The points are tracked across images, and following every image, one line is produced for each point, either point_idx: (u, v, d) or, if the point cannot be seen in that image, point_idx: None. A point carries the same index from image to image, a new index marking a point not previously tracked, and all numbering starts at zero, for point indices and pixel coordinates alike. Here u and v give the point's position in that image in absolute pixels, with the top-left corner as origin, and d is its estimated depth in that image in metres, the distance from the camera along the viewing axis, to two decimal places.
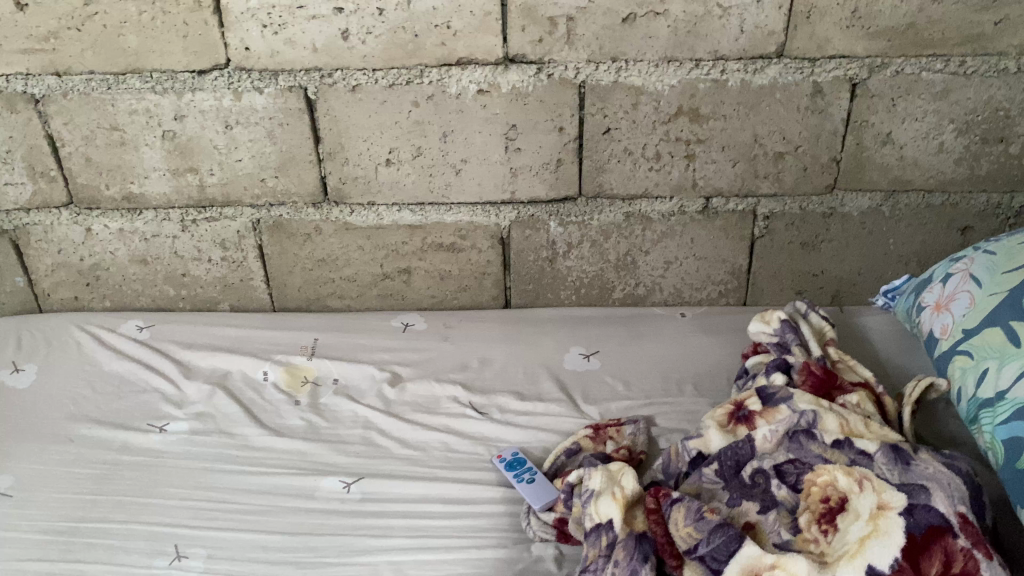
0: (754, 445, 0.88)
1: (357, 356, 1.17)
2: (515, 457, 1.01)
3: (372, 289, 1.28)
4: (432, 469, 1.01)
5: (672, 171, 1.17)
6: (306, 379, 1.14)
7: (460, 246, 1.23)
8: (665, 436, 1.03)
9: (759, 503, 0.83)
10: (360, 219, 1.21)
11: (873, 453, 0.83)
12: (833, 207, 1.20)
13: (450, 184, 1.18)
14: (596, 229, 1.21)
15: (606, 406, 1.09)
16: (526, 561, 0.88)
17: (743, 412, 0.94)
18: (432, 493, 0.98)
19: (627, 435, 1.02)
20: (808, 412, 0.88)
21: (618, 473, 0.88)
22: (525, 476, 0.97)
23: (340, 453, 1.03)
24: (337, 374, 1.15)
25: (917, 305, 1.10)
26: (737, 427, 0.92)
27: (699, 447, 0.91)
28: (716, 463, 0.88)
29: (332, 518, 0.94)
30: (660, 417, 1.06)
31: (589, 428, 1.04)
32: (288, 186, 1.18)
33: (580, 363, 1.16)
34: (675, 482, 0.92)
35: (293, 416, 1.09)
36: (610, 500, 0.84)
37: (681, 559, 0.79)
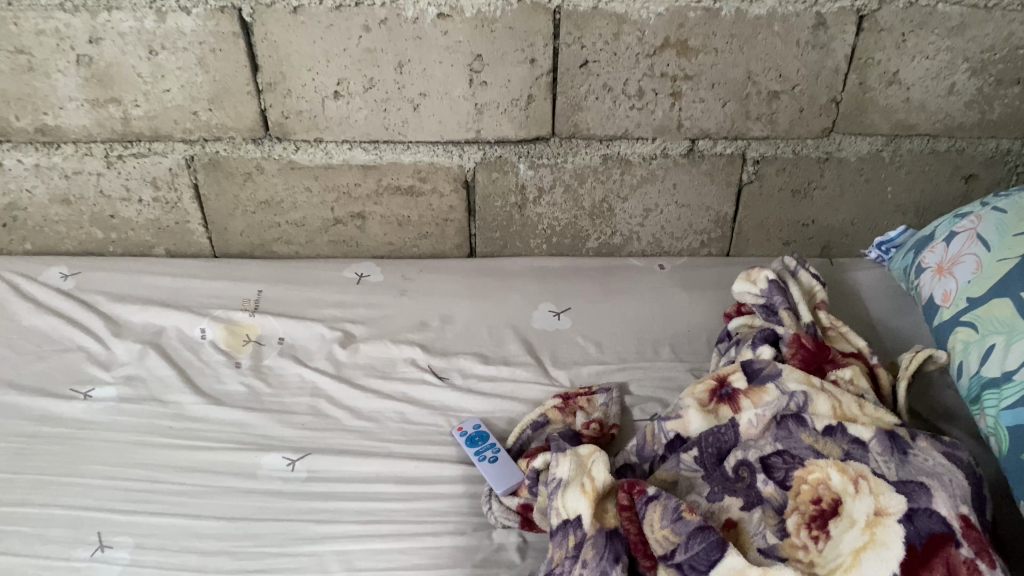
0: (738, 430, 0.80)
1: (304, 313, 1.07)
2: (476, 431, 0.92)
3: (322, 235, 1.16)
4: (386, 443, 0.92)
5: (655, 110, 1.05)
6: (247, 338, 1.04)
7: (420, 189, 1.11)
8: (639, 407, 0.96)
9: (743, 499, 0.75)
10: (307, 157, 1.08)
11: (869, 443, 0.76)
12: (829, 151, 1.09)
13: (408, 121, 1.06)
14: (570, 172, 1.10)
15: (577, 372, 1.00)
16: (486, 551, 0.81)
17: (726, 390, 0.85)
18: (386, 471, 0.89)
19: (599, 406, 0.94)
20: (798, 394, 0.81)
21: (589, 458, 0.80)
22: (488, 454, 0.89)
23: (285, 425, 0.94)
24: (282, 333, 1.04)
25: (916, 264, 1.02)
26: (718, 406, 0.84)
27: (677, 429, 0.83)
28: (696, 449, 0.80)
29: (274, 500, 0.86)
30: (634, 384, 0.99)
31: (557, 398, 0.95)
32: (223, 121, 1.05)
33: (549, 322, 1.07)
34: (649, 467, 0.83)
35: (234, 380, 0.98)
36: (578, 493, 0.76)
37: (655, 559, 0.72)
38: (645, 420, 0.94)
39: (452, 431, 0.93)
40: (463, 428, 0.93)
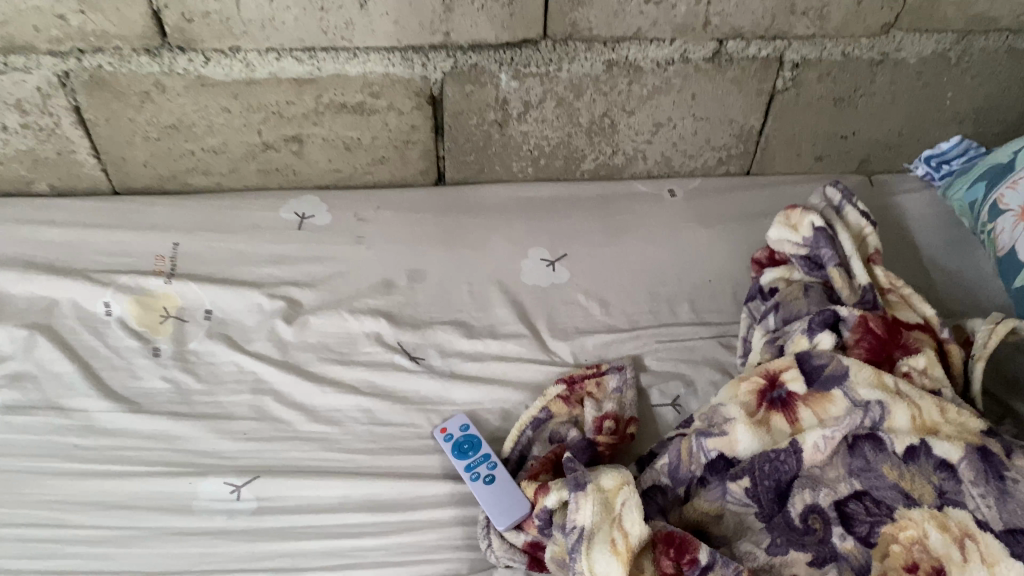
0: (801, 458, 0.64)
1: (235, 274, 0.86)
2: (465, 436, 0.74)
3: (248, 163, 0.92)
4: (352, 455, 0.74)
5: (677, 4, 0.81)
6: (165, 313, 0.83)
7: (372, 106, 0.87)
8: (658, 388, 0.79)
9: (813, 554, 0.60)
10: (221, 71, 0.83)
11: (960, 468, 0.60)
12: (885, 52, 0.88)
13: (353, 23, 0.80)
14: (564, 83, 0.87)
15: (582, 344, 0.82)
16: None
17: (780, 393, 0.69)
18: (355, 495, 0.72)
19: (611, 392, 0.77)
20: (874, 407, 0.64)
21: (617, 499, 0.64)
22: (483, 472, 0.72)
23: (222, 436, 0.75)
24: (209, 304, 0.84)
25: (990, 201, 0.83)
26: (769, 416, 0.68)
27: (720, 449, 0.67)
28: (748, 479, 0.64)
29: (218, 544, 0.68)
30: (650, 357, 0.81)
31: (561, 384, 0.77)
32: (102, 26, 0.78)
33: (542, 275, 0.88)
34: (686, 490, 0.67)
35: (154, 374, 0.78)
36: (608, 555, 0.60)
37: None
38: (666, 405, 0.78)
39: (434, 432, 0.75)
40: (447, 429, 0.75)
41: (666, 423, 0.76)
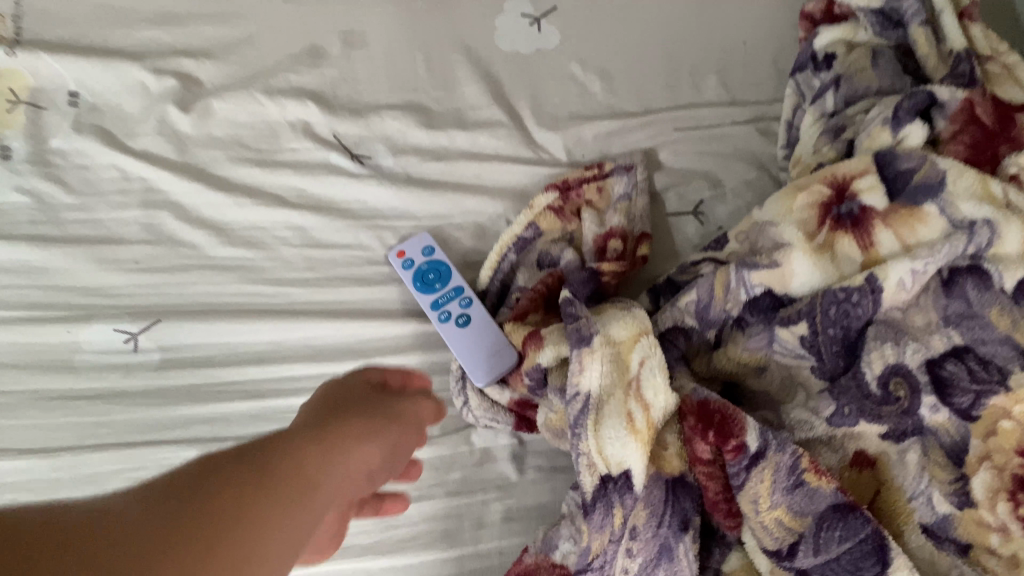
0: (879, 300, 0.48)
1: (110, 43, 0.63)
2: (431, 263, 0.57)
3: None
4: (282, 288, 0.57)
5: None
6: (13, 96, 0.60)
7: None
8: (676, 192, 0.61)
9: (891, 425, 0.46)
10: None
11: None
12: None
13: None
14: None
15: (578, 134, 0.63)
16: (468, 463, 0.54)
17: (850, 209, 0.51)
18: (290, 340, 0.55)
19: (616, 200, 0.59)
20: (984, 229, 0.47)
21: (633, 356, 0.48)
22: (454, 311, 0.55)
23: (107, 268, 0.56)
24: (74, 82, 0.62)
25: None
26: (834, 239, 0.51)
27: (768, 285, 0.50)
28: (806, 326, 0.48)
29: (115, 409, 0.52)
30: (666, 150, 0.62)
31: (552, 192, 0.58)
32: None
33: (522, 39, 0.67)
34: (717, 335, 0.51)
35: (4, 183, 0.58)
36: (624, 435, 0.45)
37: (741, 516, 0.46)
38: (686, 214, 0.60)
39: (390, 257, 0.57)
40: (406, 253, 0.57)
41: (686, 238, 0.59)
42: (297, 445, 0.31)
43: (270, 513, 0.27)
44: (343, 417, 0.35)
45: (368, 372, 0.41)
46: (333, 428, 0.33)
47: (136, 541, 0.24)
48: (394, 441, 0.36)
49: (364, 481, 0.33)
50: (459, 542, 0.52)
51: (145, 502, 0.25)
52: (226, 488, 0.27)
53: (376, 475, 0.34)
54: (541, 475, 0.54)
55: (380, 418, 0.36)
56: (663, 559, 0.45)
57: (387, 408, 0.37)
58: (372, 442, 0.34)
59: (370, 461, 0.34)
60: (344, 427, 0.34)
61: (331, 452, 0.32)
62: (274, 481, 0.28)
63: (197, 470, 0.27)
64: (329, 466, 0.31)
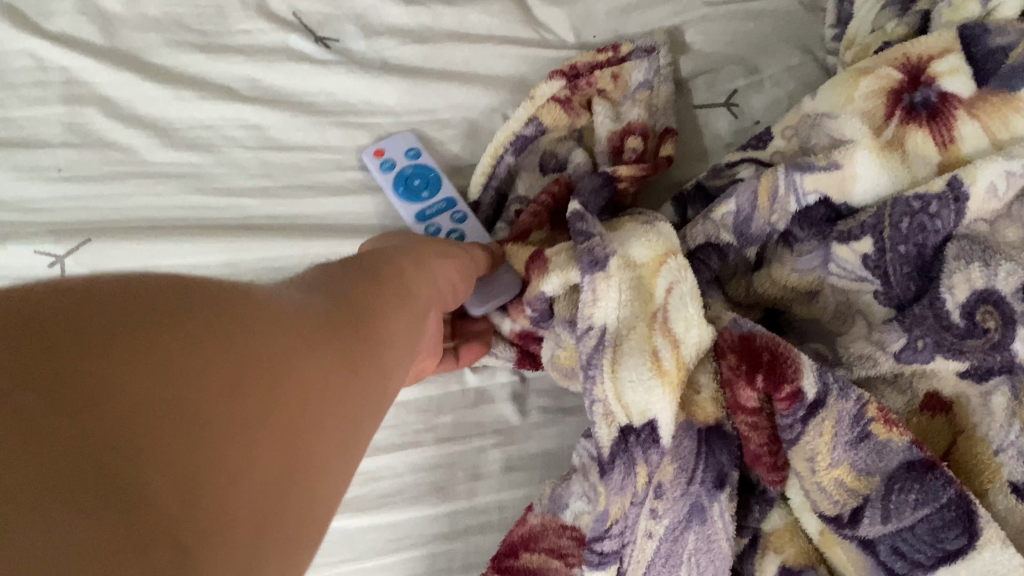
0: (961, 212, 0.39)
1: None
2: (416, 167, 0.47)
3: None
4: (234, 198, 0.47)
5: None
6: None
7: None
8: (705, 81, 0.51)
9: (975, 365, 0.37)
10: None
11: None
12: None
13: None
14: None
15: (587, 10, 0.53)
16: (459, 403, 0.46)
17: (925, 97, 0.41)
18: (251, 263, 0.45)
19: (634, 89, 0.49)
20: None
21: (659, 283, 0.40)
22: (444, 225, 0.46)
23: (24, 177, 0.47)
24: None
25: None
26: (907, 132, 0.41)
27: (823, 193, 0.42)
28: (870, 241, 0.40)
29: None
30: (692, 28, 0.53)
31: (557, 78, 0.48)
32: None
33: None
34: (759, 252, 0.44)
35: None
36: (648, 378, 0.37)
37: (788, 470, 0.38)
38: (718, 107, 0.50)
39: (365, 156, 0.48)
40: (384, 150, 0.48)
41: (717, 135, 0.50)
42: (391, 257, 0.36)
43: (383, 314, 0.31)
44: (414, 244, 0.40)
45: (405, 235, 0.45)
46: (415, 249, 0.38)
47: (305, 322, 0.27)
48: (466, 260, 0.41)
49: (442, 296, 0.38)
50: (452, 496, 0.44)
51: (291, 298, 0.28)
52: (348, 291, 0.31)
53: (452, 290, 0.39)
54: (546, 417, 0.46)
55: (448, 245, 0.41)
56: (694, 521, 0.38)
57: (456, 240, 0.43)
58: (454, 263, 0.40)
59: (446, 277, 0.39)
60: (427, 250, 0.39)
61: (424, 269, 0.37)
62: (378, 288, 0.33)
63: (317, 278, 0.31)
64: (418, 281, 0.36)
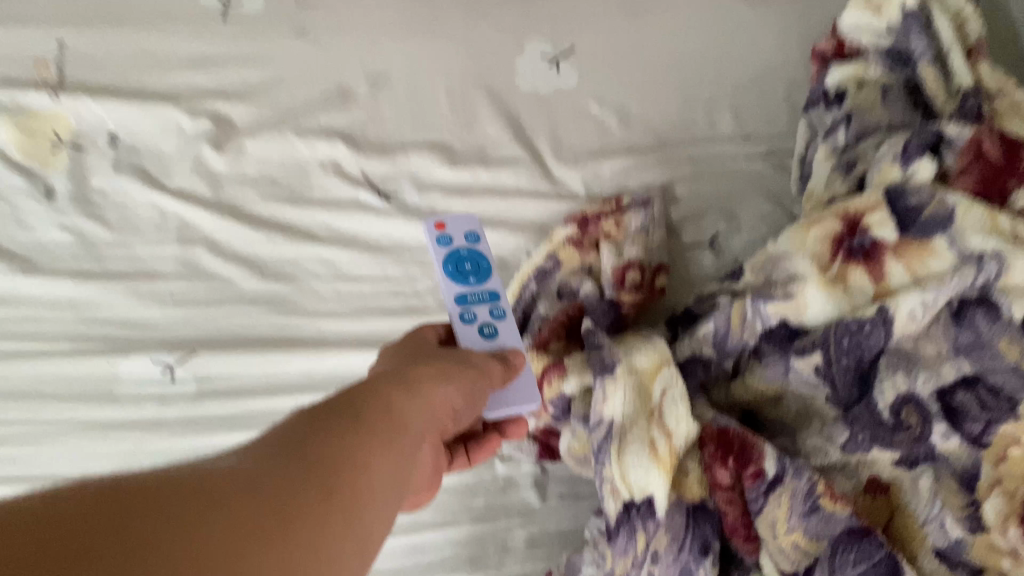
0: (890, 330, 0.49)
1: (143, 83, 0.66)
2: (471, 254, 0.50)
3: None
4: (311, 319, 0.58)
5: None
6: (55, 138, 0.63)
7: None
8: (692, 225, 0.63)
9: (904, 453, 0.47)
10: None
11: None
12: None
13: None
14: None
15: (597, 170, 0.65)
16: (492, 490, 0.56)
17: (861, 242, 0.53)
18: (320, 371, 0.56)
19: (634, 232, 0.60)
20: (992, 262, 0.48)
21: (655, 385, 0.50)
22: (480, 315, 0.47)
23: (146, 302, 0.58)
24: (113, 124, 0.64)
25: None
26: (848, 270, 0.52)
27: (784, 316, 0.52)
28: (821, 355, 0.50)
29: (155, 433, 0.53)
30: (681, 183, 0.65)
31: (571, 226, 0.61)
32: None
33: (542, 78, 0.69)
34: (734, 364, 0.54)
35: (49, 224, 0.61)
36: (646, 462, 0.47)
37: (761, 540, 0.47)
38: (702, 246, 0.62)
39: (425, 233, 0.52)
40: (446, 228, 0.52)
41: (702, 269, 0.61)
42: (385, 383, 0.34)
43: (361, 462, 0.29)
44: (411, 366, 0.37)
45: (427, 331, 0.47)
46: (410, 372, 0.36)
47: (246, 496, 0.25)
48: (475, 378, 0.39)
49: (443, 421, 0.36)
50: (485, 565, 0.53)
51: (243, 464, 0.27)
52: (316, 444, 0.29)
53: (455, 407, 0.37)
54: (563, 501, 0.56)
55: (457, 361, 0.39)
56: None
57: (462, 355, 0.41)
58: (463, 381, 0.38)
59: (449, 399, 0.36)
60: (429, 368, 0.37)
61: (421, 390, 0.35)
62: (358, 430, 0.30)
63: (286, 429, 0.29)
64: (412, 411, 0.34)
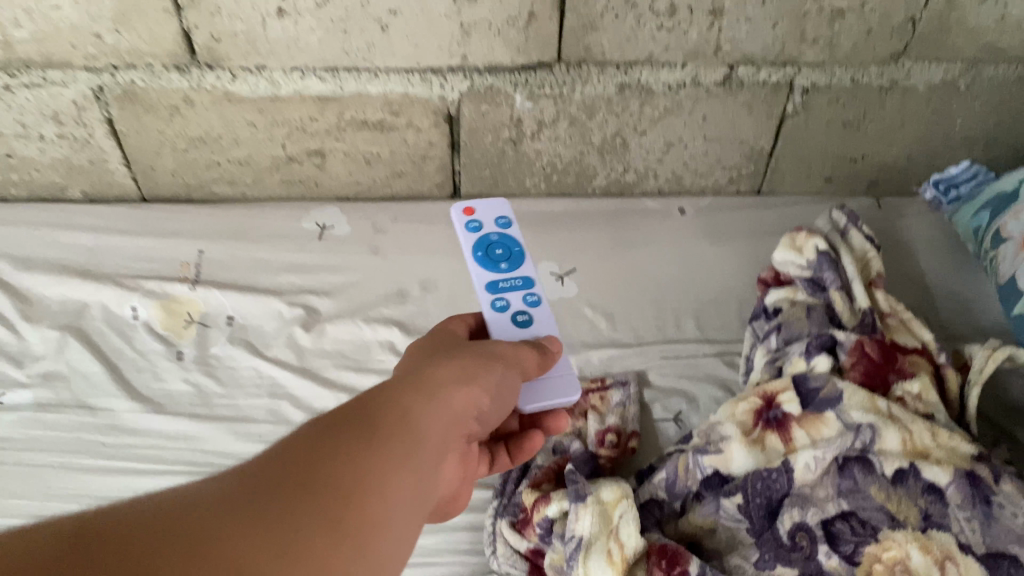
0: (792, 477, 0.67)
1: (256, 281, 0.90)
2: (500, 239, 0.72)
3: (272, 174, 0.98)
4: None
5: (688, 31, 0.86)
6: (189, 318, 0.86)
7: (391, 123, 0.93)
8: (660, 404, 0.81)
9: (799, 569, 0.62)
10: (248, 87, 0.89)
11: (946, 489, 0.63)
12: (895, 79, 0.92)
13: (374, 46, 0.86)
14: (577, 104, 0.92)
15: (588, 359, 0.85)
16: None
17: (775, 414, 0.71)
18: None
19: (614, 406, 0.80)
20: (865, 429, 0.67)
21: (615, 511, 0.66)
22: (515, 288, 0.68)
23: (239, 437, 0.77)
24: (231, 310, 0.87)
25: (992, 228, 0.86)
26: (765, 434, 0.70)
27: (716, 466, 0.69)
28: (741, 495, 0.67)
29: None
30: (653, 372, 0.84)
31: None
32: (136, 44, 0.85)
33: (550, 288, 0.91)
34: (681, 505, 0.69)
35: (176, 378, 0.81)
36: (605, 564, 0.63)
37: None
38: (668, 420, 0.80)
39: (457, 231, 0.72)
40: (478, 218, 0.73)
41: (667, 437, 0.79)
42: (410, 387, 0.46)
43: (383, 449, 0.41)
44: (435, 370, 0.49)
45: (445, 337, 0.58)
46: (431, 380, 0.47)
47: (291, 478, 0.37)
48: (485, 384, 0.50)
49: (460, 418, 0.47)
50: None
51: (294, 453, 0.39)
52: (345, 437, 0.40)
53: (473, 407, 0.49)
54: None
55: (473, 367, 0.50)
56: None
57: (479, 360, 0.52)
58: (475, 386, 0.49)
59: (466, 399, 0.48)
60: (448, 374, 0.49)
61: (438, 393, 0.47)
62: (377, 432, 0.42)
63: (324, 425, 0.41)
64: (426, 411, 0.45)
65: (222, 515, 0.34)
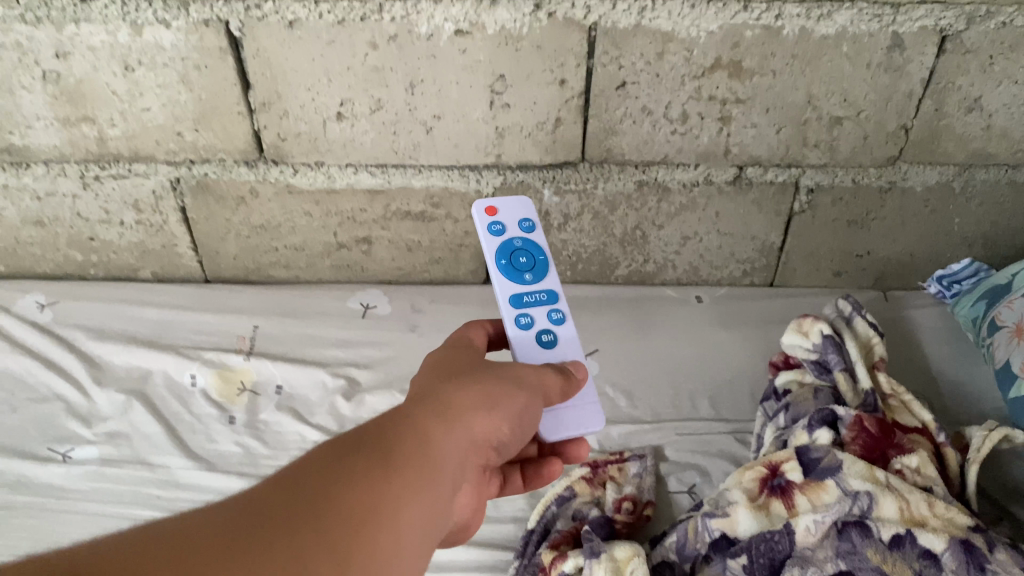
0: (793, 539, 0.71)
1: (304, 354, 0.98)
2: (523, 246, 0.76)
3: (324, 259, 1.08)
4: None
5: (700, 135, 0.95)
6: (241, 386, 0.95)
7: (432, 214, 1.03)
8: (675, 476, 0.86)
9: None
10: (306, 181, 1.00)
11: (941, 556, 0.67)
12: (894, 180, 1.00)
13: (419, 145, 0.97)
14: (600, 199, 1.01)
15: (607, 433, 0.91)
16: None
17: (780, 482, 0.76)
18: None
19: (631, 476, 0.85)
20: (863, 496, 0.71)
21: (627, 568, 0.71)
22: (536, 307, 0.72)
23: None
24: (279, 380, 0.95)
25: (988, 318, 0.91)
26: (769, 501, 0.75)
27: (724, 529, 0.74)
28: (745, 557, 0.71)
29: None
30: (669, 447, 0.89)
31: (585, 467, 0.85)
32: (211, 142, 0.97)
33: None
34: (691, 567, 0.74)
35: (227, 440, 0.89)
36: None
37: None
38: (683, 492, 0.85)
39: (482, 234, 0.77)
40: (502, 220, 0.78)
41: (680, 507, 0.83)
42: (434, 413, 0.53)
43: (403, 464, 0.48)
44: (459, 396, 0.56)
45: (462, 349, 0.64)
46: (454, 406, 0.54)
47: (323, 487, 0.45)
48: (505, 410, 0.56)
49: (476, 443, 0.54)
50: None
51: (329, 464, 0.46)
52: (373, 454, 0.48)
53: (490, 432, 0.55)
54: None
55: (496, 394, 0.57)
56: None
57: (499, 386, 0.58)
58: (495, 415, 0.56)
59: (485, 427, 0.55)
60: (470, 401, 0.55)
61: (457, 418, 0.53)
62: (400, 449, 0.49)
63: (357, 442, 0.49)
64: (444, 436, 0.52)
65: (264, 520, 0.42)
